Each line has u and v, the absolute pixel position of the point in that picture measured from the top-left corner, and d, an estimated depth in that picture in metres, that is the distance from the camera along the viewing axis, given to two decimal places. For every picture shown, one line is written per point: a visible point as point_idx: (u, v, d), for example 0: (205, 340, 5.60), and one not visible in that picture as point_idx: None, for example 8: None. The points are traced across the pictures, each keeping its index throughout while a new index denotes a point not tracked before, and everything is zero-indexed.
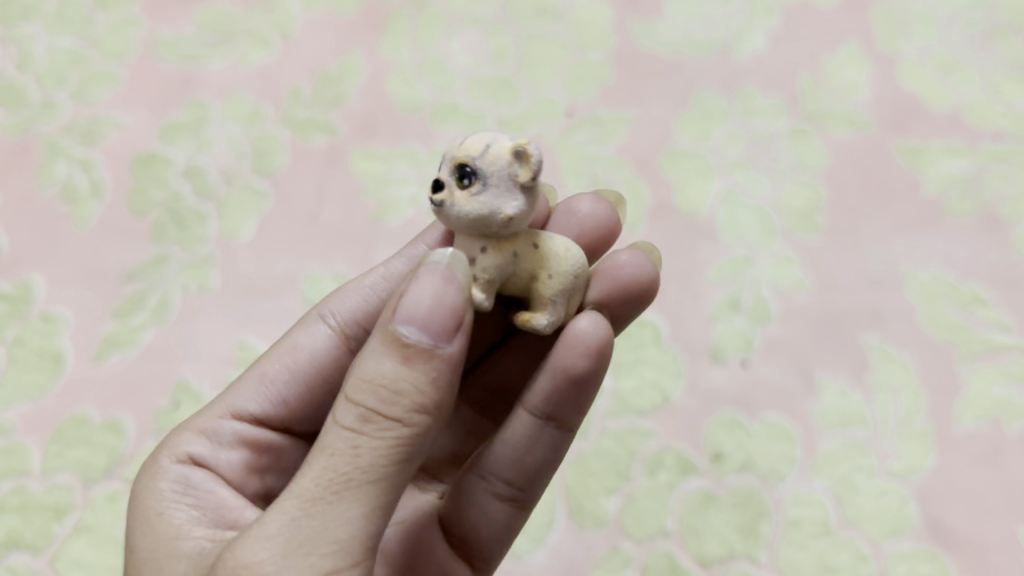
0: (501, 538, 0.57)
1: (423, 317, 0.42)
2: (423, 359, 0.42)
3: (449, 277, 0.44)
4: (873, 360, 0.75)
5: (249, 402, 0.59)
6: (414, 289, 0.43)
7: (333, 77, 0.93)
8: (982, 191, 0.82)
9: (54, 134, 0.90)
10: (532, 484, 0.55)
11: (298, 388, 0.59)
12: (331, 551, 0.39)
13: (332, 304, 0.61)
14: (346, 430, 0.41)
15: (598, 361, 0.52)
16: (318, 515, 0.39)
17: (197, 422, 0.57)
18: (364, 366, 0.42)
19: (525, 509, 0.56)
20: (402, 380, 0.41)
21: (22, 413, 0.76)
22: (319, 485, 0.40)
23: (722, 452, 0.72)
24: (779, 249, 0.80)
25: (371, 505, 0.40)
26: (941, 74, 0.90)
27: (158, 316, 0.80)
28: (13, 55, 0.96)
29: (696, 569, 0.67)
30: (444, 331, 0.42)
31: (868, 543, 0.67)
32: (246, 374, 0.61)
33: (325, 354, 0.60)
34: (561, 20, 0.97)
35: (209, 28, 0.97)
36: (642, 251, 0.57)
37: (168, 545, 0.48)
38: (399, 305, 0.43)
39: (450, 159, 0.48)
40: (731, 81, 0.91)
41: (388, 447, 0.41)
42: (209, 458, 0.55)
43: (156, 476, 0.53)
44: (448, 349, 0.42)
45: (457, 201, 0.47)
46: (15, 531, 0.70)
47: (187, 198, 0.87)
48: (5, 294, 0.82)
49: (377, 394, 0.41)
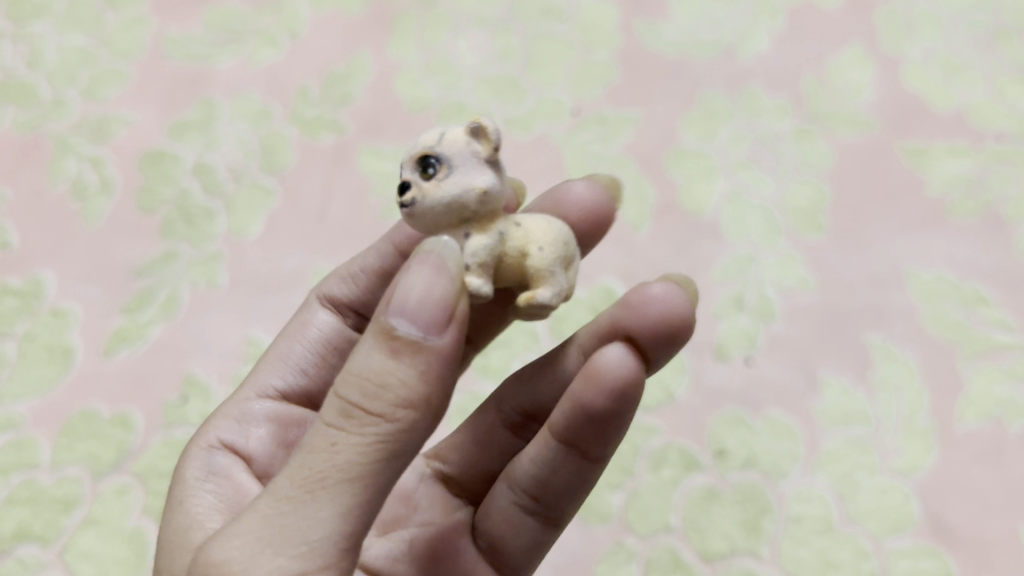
0: (525, 550, 0.57)
1: (413, 308, 0.40)
2: (411, 353, 0.39)
3: (441, 267, 0.42)
4: (876, 359, 0.75)
5: (272, 380, 0.61)
6: (407, 279, 0.41)
7: (340, 77, 0.94)
8: (985, 191, 0.82)
9: (64, 131, 0.91)
10: (558, 501, 0.55)
11: (316, 359, 0.62)
12: (301, 552, 0.38)
13: (329, 284, 0.65)
14: (328, 426, 0.39)
15: (622, 401, 0.51)
16: (290, 513, 0.38)
17: (225, 408, 0.59)
18: (354, 358, 0.41)
19: (555, 525, 0.56)
20: (389, 375, 0.39)
21: (31, 407, 0.77)
22: (295, 484, 0.39)
23: (725, 449, 0.72)
24: (783, 248, 0.81)
25: (347, 506, 0.39)
26: (944, 75, 0.90)
27: (166, 311, 0.81)
28: (23, 53, 0.97)
29: (700, 565, 0.68)
30: (433, 324, 0.40)
31: (870, 539, 0.67)
32: (264, 359, 0.63)
33: (335, 328, 0.63)
34: (567, 20, 0.97)
35: (217, 28, 0.98)
36: (676, 284, 0.56)
37: (182, 536, 0.48)
38: (391, 294, 0.41)
39: (410, 158, 0.48)
40: (736, 81, 0.92)
41: (368, 445, 0.39)
42: (236, 440, 0.57)
43: (185, 465, 0.55)
44: (439, 341, 0.40)
45: (425, 191, 0.47)
46: (25, 523, 0.71)
47: (196, 196, 0.88)
48: (16, 289, 0.83)
49: (362, 389, 0.39)
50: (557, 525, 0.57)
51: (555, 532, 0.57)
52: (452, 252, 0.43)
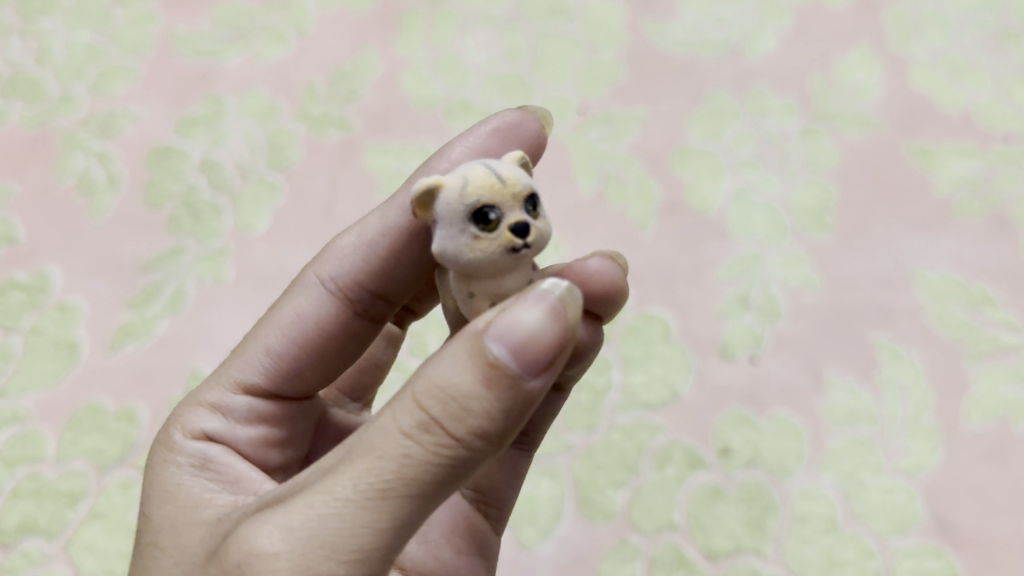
0: (510, 481, 0.59)
1: (517, 341, 0.36)
2: (504, 384, 0.36)
3: (557, 311, 0.38)
4: (883, 359, 0.75)
5: (253, 373, 0.57)
6: (519, 311, 0.37)
7: (347, 74, 0.94)
8: (992, 192, 0.82)
9: (72, 127, 0.91)
10: (533, 428, 0.58)
11: (308, 355, 0.59)
12: (350, 560, 0.36)
13: (328, 266, 0.60)
14: (401, 434, 0.36)
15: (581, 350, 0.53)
16: (346, 516, 0.36)
17: (208, 397, 0.56)
18: (440, 368, 0.37)
19: (528, 450, 0.59)
20: (475, 399, 0.36)
21: (36, 401, 0.77)
22: (356, 488, 0.36)
23: (730, 447, 0.72)
24: (789, 248, 0.81)
25: (402, 521, 0.36)
26: (952, 75, 0.90)
27: (173, 306, 0.81)
28: (32, 49, 0.98)
29: (703, 563, 0.68)
30: (534, 364, 0.37)
31: (875, 538, 0.67)
32: (245, 346, 0.59)
33: (332, 318, 0.59)
34: (574, 19, 0.97)
35: (226, 25, 0.98)
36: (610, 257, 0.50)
37: (189, 514, 0.47)
38: (496, 317, 0.37)
39: (512, 198, 0.42)
40: (744, 81, 0.92)
41: (439, 464, 0.36)
42: (223, 433, 0.55)
43: (171, 454, 0.52)
44: (533, 383, 0.37)
45: (543, 229, 0.42)
46: (29, 516, 0.72)
47: (202, 191, 0.88)
48: (23, 283, 0.83)
49: (446, 407, 0.36)
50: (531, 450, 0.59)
51: (528, 457, 0.59)
52: (573, 297, 0.40)
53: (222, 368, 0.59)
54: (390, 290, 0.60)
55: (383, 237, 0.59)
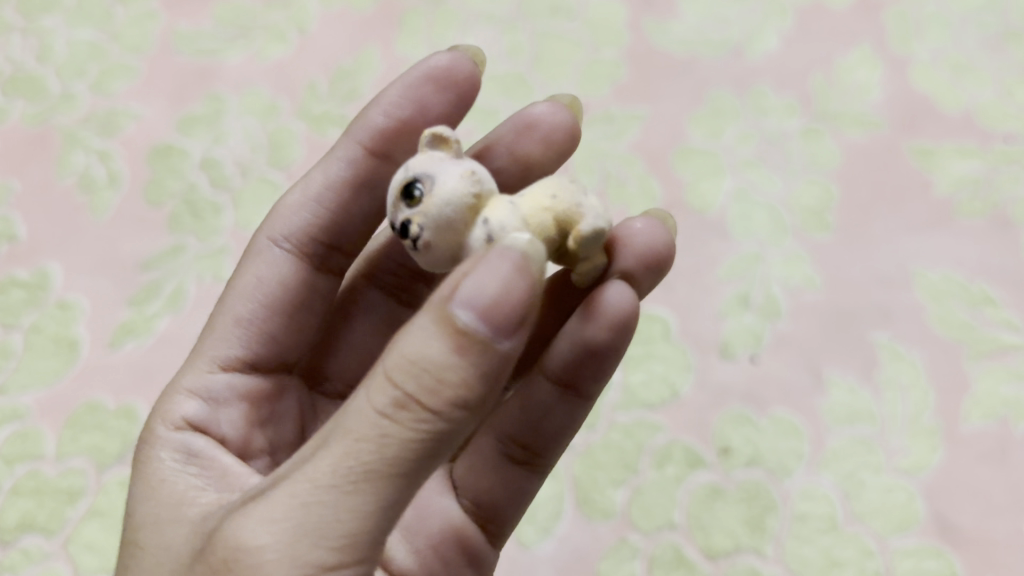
0: (512, 501, 0.58)
1: (484, 304, 0.36)
2: (476, 351, 0.36)
3: (521, 266, 0.38)
4: (883, 358, 0.75)
5: (228, 348, 0.59)
6: (483, 272, 0.37)
7: (348, 73, 0.94)
8: (993, 192, 0.82)
9: (73, 125, 0.91)
10: (548, 449, 0.57)
11: (278, 316, 0.60)
12: (338, 545, 0.36)
13: (278, 226, 0.61)
14: (377, 414, 0.36)
15: (620, 334, 0.52)
16: (331, 503, 0.36)
17: (187, 384, 0.57)
18: (409, 342, 0.37)
19: (538, 472, 0.58)
20: (448, 370, 0.36)
21: (36, 398, 0.77)
22: (336, 472, 0.36)
23: (730, 446, 0.72)
24: (790, 247, 0.81)
25: (388, 500, 0.37)
26: (953, 75, 0.90)
27: (172, 304, 0.81)
28: (33, 47, 0.98)
29: (703, 563, 0.68)
30: (506, 326, 0.37)
31: (875, 538, 0.68)
32: (215, 322, 0.61)
33: (297, 276, 0.61)
34: (575, 18, 0.97)
35: (227, 23, 0.98)
36: (657, 220, 0.57)
37: (174, 510, 0.47)
38: (460, 282, 0.37)
39: (394, 205, 0.46)
40: (745, 80, 0.92)
41: (419, 440, 0.36)
42: (206, 423, 0.55)
43: (155, 447, 0.53)
44: (507, 344, 0.37)
45: (426, 207, 0.44)
46: (29, 514, 0.72)
47: (203, 189, 0.88)
48: (23, 281, 0.83)
49: (419, 380, 0.36)
50: (540, 474, 0.58)
51: (538, 481, 0.59)
52: (538, 252, 0.39)
53: (194, 353, 0.60)
54: (343, 240, 0.62)
55: (329, 190, 0.61)
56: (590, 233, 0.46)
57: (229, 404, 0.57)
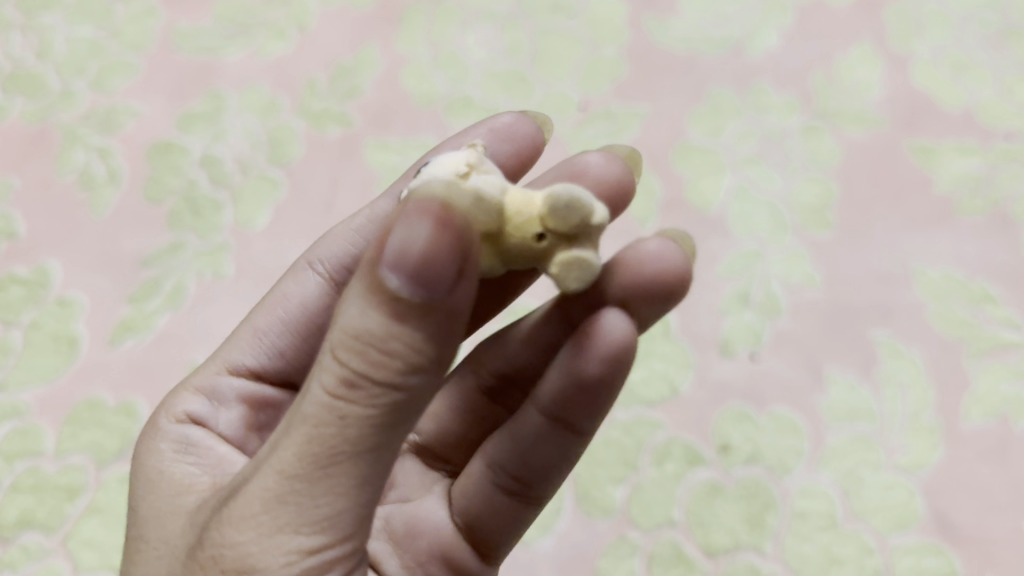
0: (505, 528, 0.58)
1: (412, 267, 0.36)
2: (416, 317, 0.37)
3: (445, 219, 0.37)
4: (883, 355, 0.75)
5: (243, 355, 0.60)
6: (406, 232, 0.37)
7: (348, 70, 0.94)
8: (993, 190, 0.82)
9: (72, 123, 0.91)
10: (541, 482, 0.56)
11: (294, 333, 0.61)
12: (319, 527, 0.38)
13: (319, 251, 0.63)
14: (329, 396, 0.37)
15: (612, 369, 0.49)
16: (302, 491, 0.37)
17: (196, 382, 0.58)
18: (349, 320, 0.37)
19: (534, 504, 0.57)
20: (392, 340, 0.37)
21: (35, 395, 0.77)
22: (302, 460, 0.37)
23: (729, 444, 0.72)
24: (791, 245, 0.81)
25: (361, 476, 0.38)
26: (953, 73, 0.90)
27: (172, 302, 0.81)
28: (33, 44, 0.97)
29: (702, 560, 0.68)
30: (442, 283, 0.37)
31: (874, 536, 0.68)
32: (238, 330, 0.62)
33: (324, 304, 0.61)
34: (575, 16, 0.97)
35: (227, 20, 0.98)
36: (674, 242, 0.53)
37: (171, 502, 0.47)
38: (385, 247, 0.37)
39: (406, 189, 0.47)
40: (745, 78, 0.91)
41: (375, 414, 0.37)
42: (207, 418, 0.56)
43: (156, 438, 0.53)
44: (445, 301, 0.37)
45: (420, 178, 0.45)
46: (29, 510, 0.72)
47: (202, 186, 0.88)
48: (22, 278, 0.83)
49: (365, 356, 0.37)
50: (535, 505, 0.57)
51: (534, 511, 0.58)
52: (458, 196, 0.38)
53: (214, 355, 0.62)
54: None
55: (371, 225, 0.62)
56: (565, 197, 0.41)
57: (231, 405, 0.58)
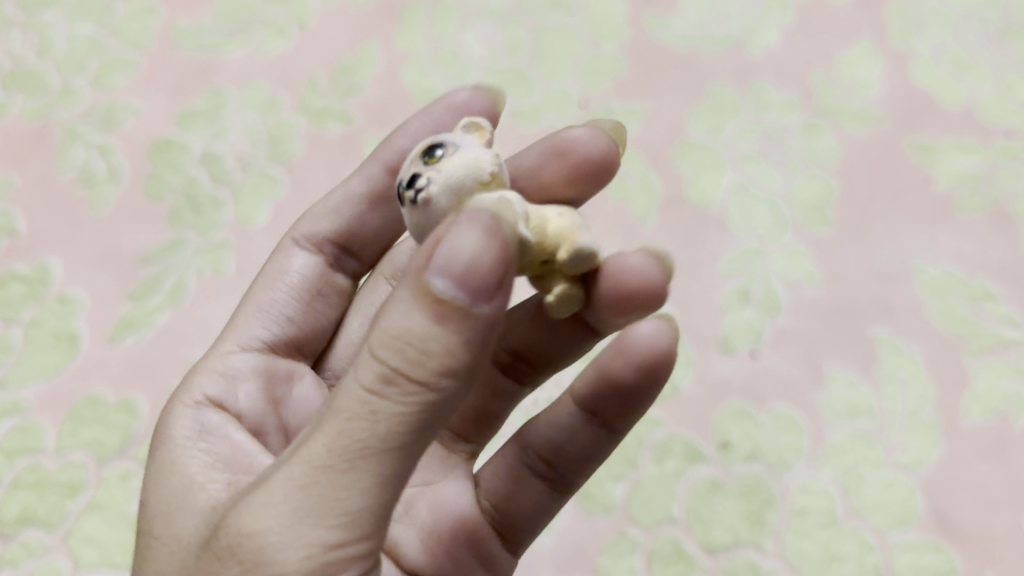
0: (532, 514, 0.57)
1: (459, 271, 0.36)
2: (457, 318, 0.36)
3: (495, 228, 0.37)
4: (883, 353, 0.75)
5: (254, 330, 0.60)
6: (455, 236, 0.37)
7: (348, 67, 0.94)
8: (993, 188, 0.82)
9: (72, 120, 0.91)
10: (570, 469, 0.56)
11: (300, 303, 0.62)
12: (341, 522, 0.37)
13: (300, 227, 0.64)
14: (364, 392, 0.37)
15: (650, 377, 0.52)
16: (328, 484, 0.37)
17: (207, 366, 0.57)
18: (390, 318, 0.37)
19: (563, 491, 0.57)
20: (431, 340, 0.36)
21: (36, 392, 0.77)
22: (331, 453, 0.37)
23: (729, 441, 0.72)
24: (791, 242, 0.81)
25: (386, 476, 0.37)
26: (953, 71, 0.90)
27: (173, 299, 0.81)
28: (33, 42, 0.97)
29: (702, 557, 0.68)
30: (484, 288, 0.36)
31: (874, 533, 0.68)
32: (237, 312, 0.62)
33: (324, 277, 0.63)
34: (576, 13, 0.97)
35: (226, 18, 0.98)
36: (654, 256, 0.50)
37: (181, 498, 0.47)
38: (432, 249, 0.37)
39: (412, 161, 0.45)
40: (745, 75, 0.91)
41: (409, 414, 0.36)
42: (223, 399, 0.55)
43: (171, 425, 0.53)
44: (487, 307, 0.36)
45: (437, 169, 0.43)
46: (29, 507, 0.72)
47: (203, 184, 0.88)
48: (23, 275, 0.83)
49: (403, 355, 0.36)
50: (564, 492, 0.57)
51: (563, 498, 0.58)
52: (507, 209, 0.38)
53: (219, 338, 0.61)
54: (357, 246, 0.64)
55: (348, 199, 0.63)
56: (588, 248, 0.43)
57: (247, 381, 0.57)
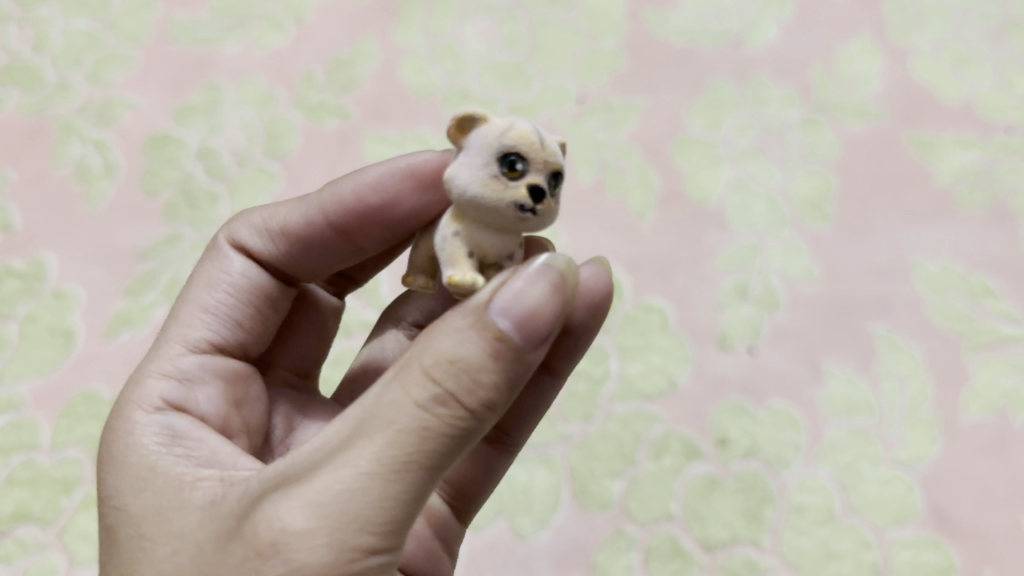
0: (484, 480, 0.58)
1: (523, 314, 0.37)
2: (511, 356, 0.37)
3: (557, 284, 0.40)
4: (881, 349, 0.75)
5: (200, 330, 0.56)
6: (522, 285, 0.39)
7: (345, 62, 0.94)
8: (994, 183, 0.82)
9: (68, 115, 0.91)
10: (516, 426, 0.58)
11: (245, 308, 0.59)
12: (377, 532, 0.36)
13: (255, 225, 0.60)
14: (416, 407, 0.36)
15: (593, 314, 0.51)
16: (373, 491, 0.35)
17: (159, 368, 0.54)
18: (445, 344, 0.37)
19: (508, 451, 0.58)
20: (484, 370, 0.37)
21: (31, 388, 0.77)
22: (378, 461, 0.36)
23: (727, 438, 0.72)
24: (789, 238, 0.81)
25: (421, 492, 0.37)
26: (953, 66, 0.90)
27: (169, 294, 0.81)
28: (29, 37, 0.97)
29: (699, 553, 0.68)
30: (537, 336, 0.38)
31: (872, 530, 0.67)
32: (178, 311, 0.58)
33: (266, 283, 0.60)
34: (574, 8, 0.97)
35: (223, 13, 0.98)
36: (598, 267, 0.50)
37: (174, 499, 0.44)
38: (497, 293, 0.38)
39: (544, 162, 0.43)
40: (744, 71, 0.91)
41: (454, 435, 0.37)
42: (186, 403, 0.52)
43: (133, 433, 0.49)
44: (535, 354, 0.38)
45: (554, 208, 0.44)
46: (23, 505, 0.71)
47: (199, 179, 0.87)
48: (18, 271, 0.83)
49: (459, 379, 0.37)
50: (512, 451, 0.58)
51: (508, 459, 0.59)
52: (570, 271, 0.41)
53: (163, 336, 0.57)
54: (309, 263, 0.61)
55: (316, 211, 0.59)
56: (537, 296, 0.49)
57: (205, 383, 0.55)
